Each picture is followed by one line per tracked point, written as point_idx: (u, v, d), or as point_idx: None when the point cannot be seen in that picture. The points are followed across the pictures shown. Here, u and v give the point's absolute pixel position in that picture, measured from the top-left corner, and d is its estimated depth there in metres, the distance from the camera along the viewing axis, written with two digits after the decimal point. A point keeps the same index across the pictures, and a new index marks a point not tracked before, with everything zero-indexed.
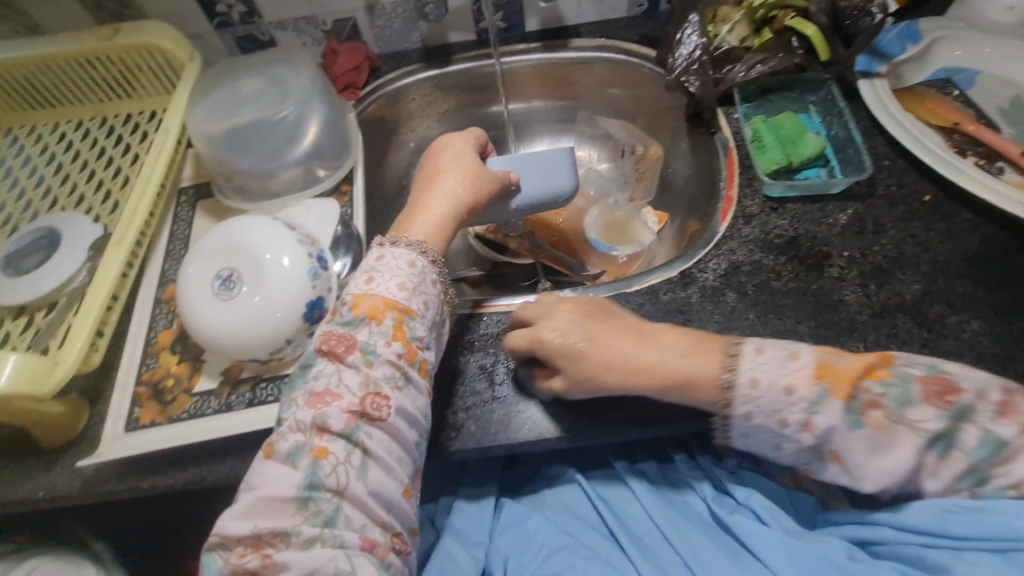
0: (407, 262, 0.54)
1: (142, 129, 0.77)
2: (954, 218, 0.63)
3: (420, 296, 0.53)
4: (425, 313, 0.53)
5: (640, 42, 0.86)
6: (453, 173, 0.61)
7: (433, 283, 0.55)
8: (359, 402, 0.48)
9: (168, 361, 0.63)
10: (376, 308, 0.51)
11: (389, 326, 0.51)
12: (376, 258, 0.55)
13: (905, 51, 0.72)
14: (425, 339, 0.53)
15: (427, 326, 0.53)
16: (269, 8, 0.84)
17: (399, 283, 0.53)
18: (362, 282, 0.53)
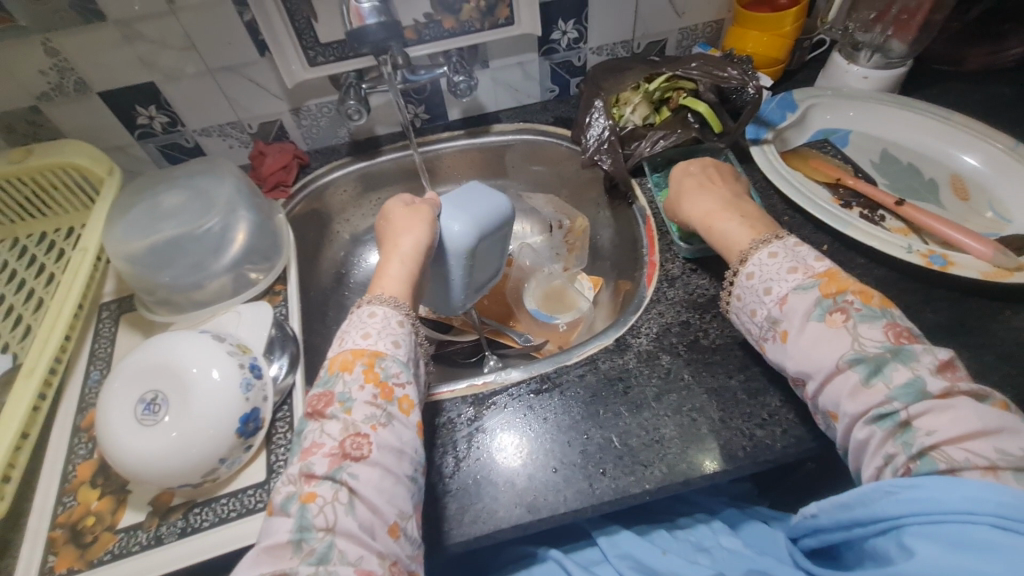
0: (368, 314, 0.56)
1: (58, 248, 0.75)
2: (850, 263, 0.69)
3: (387, 338, 0.54)
4: (397, 353, 0.53)
5: (555, 123, 0.93)
6: (404, 233, 0.63)
7: (399, 323, 0.56)
8: (339, 444, 0.46)
9: (88, 497, 0.58)
10: (346, 361, 0.52)
11: (361, 371, 0.51)
12: (354, 320, 0.56)
13: (785, 119, 0.81)
14: (401, 375, 0.52)
15: (401, 362, 0.53)
16: (192, 117, 0.85)
17: (363, 334, 0.54)
18: (337, 344, 0.54)
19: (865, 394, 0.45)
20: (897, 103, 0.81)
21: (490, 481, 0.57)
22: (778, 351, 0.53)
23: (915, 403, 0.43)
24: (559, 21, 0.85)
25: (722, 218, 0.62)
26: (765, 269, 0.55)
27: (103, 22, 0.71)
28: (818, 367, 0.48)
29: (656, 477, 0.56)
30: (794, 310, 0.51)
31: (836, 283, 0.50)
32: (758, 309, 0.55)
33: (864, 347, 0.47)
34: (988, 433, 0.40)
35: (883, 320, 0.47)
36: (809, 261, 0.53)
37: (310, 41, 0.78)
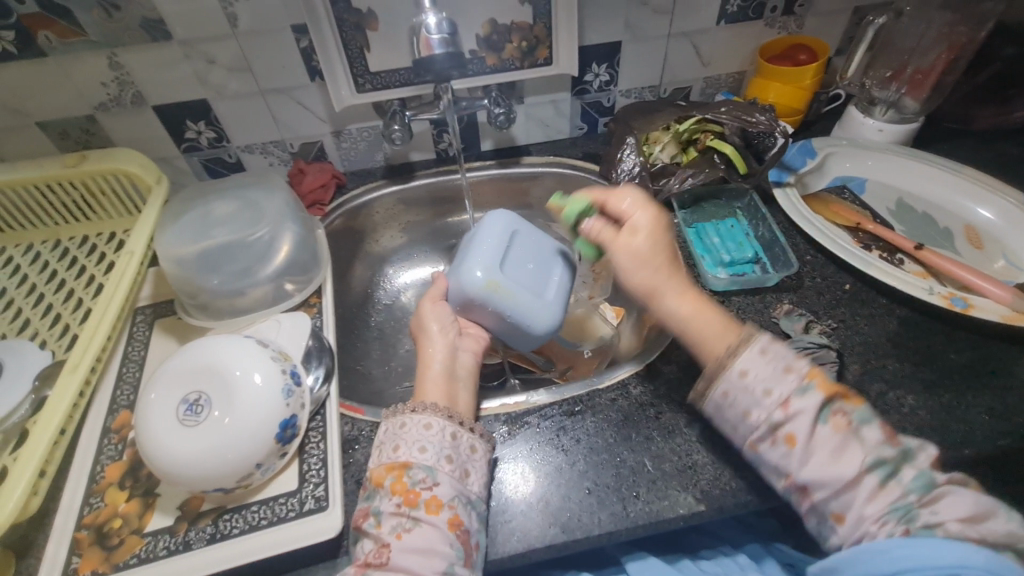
0: (398, 425, 0.56)
1: (100, 251, 0.77)
2: (872, 303, 0.72)
3: (415, 446, 0.54)
4: (423, 457, 0.53)
5: (584, 158, 0.97)
6: (437, 331, 0.65)
7: (427, 426, 0.55)
8: (366, 557, 0.49)
9: (116, 499, 0.58)
10: (380, 474, 0.53)
11: (390, 484, 0.52)
12: (397, 427, 0.56)
13: (806, 164, 0.85)
14: (428, 479, 0.52)
15: (429, 464, 0.53)
16: (238, 134, 0.88)
17: (394, 445, 0.54)
18: (389, 449, 0.55)
19: (882, 495, 0.45)
20: (910, 155, 0.86)
21: (526, 502, 0.57)
22: (781, 456, 0.49)
23: (927, 493, 0.45)
24: (594, 64, 0.90)
25: (695, 314, 0.58)
26: (737, 388, 0.51)
27: (168, 41, 0.76)
28: (830, 473, 0.46)
29: (690, 502, 0.56)
30: (801, 413, 0.48)
31: (822, 382, 0.49)
32: (753, 411, 0.50)
33: (871, 450, 0.47)
34: (984, 518, 0.43)
35: (875, 425, 0.48)
36: (793, 359, 0.51)
37: (361, 69, 0.83)
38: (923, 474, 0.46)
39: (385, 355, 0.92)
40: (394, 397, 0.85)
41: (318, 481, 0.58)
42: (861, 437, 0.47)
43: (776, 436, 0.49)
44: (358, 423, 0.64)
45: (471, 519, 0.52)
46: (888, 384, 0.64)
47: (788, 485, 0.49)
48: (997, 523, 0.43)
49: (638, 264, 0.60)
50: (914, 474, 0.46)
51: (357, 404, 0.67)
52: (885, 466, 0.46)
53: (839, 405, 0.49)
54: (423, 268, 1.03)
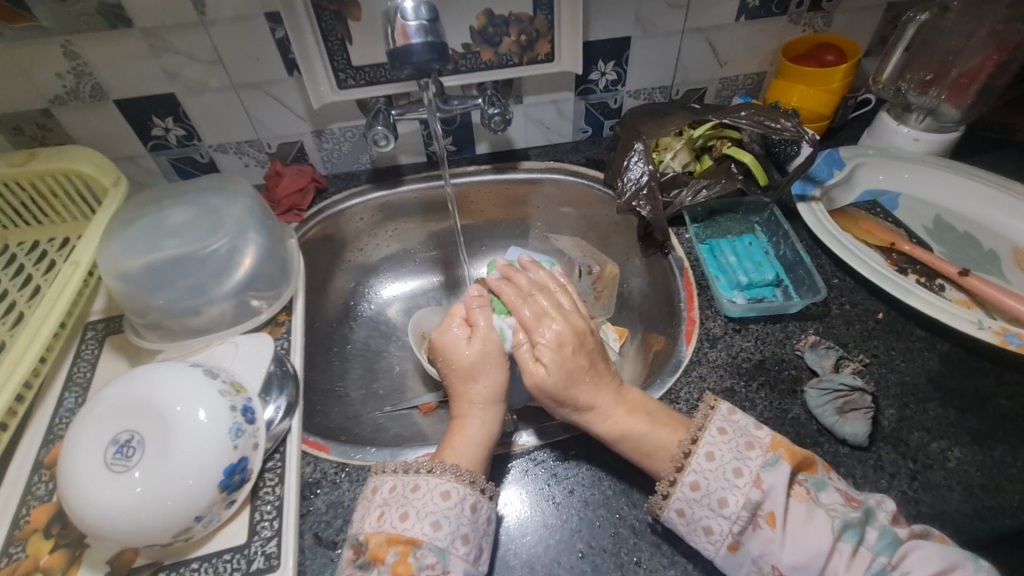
0: (410, 488, 0.49)
1: (49, 258, 0.68)
2: (910, 336, 0.63)
3: (426, 518, 0.47)
4: (435, 536, 0.46)
5: (587, 164, 0.89)
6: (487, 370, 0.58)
7: (444, 494, 0.48)
8: None
9: (38, 549, 0.50)
10: (379, 546, 0.46)
11: (392, 563, 0.45)
12: (410, 488, 0.49)
13: (832, 176, 0.77)
14: (440, 564, 0.45)
15: (441, 546, 0.46)
16: (211, 132, 0.81)
17: (401, 513, 0.47)
18: (395, 516, 0.47)
19: (857, 560, 0.43)
20: (951, 168, 0.77)
21: (509, 565, 0.49)
22: (766, 543, 0.45)
23: (895, 553, 0.43)
24: (599, 62, 0.82)
25: (626, 420, 0.53)
26: (710, 477, 0.48)
27: (130, 28, 0.68)
28: (810, 553, 0.44)
29: (699, 573, 0.48)
30: (774, 489, 0.46)
31: (787, 451, 0.48)
32: (728, 498, 0.46)
33: (836, 514, 0.45)
34: (951, 572, 0.41)
35: (831, 488, 0.47)
36: (754, 432, 0.49)
37: (342, 63, 0.75)
38: (891, 530, 0.44)
39: (365, 374, 0.84)
40: (372, 424, 0.77)
41: (270, 534, 0.50)
42: (823, 504, 0.46)
43: (755, 521, 0.46)
44: (321, 464, 0.58)
45: None
46: (930, 434, 0.55)
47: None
48: (967, 575, 0.41)
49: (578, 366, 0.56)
50: (880, 531, 0.44)
51: (322, 440, 0.60)
52: (853, 530, 0.44)
53: (798, 474, 0.48)
54: (411, 279, 0.96)
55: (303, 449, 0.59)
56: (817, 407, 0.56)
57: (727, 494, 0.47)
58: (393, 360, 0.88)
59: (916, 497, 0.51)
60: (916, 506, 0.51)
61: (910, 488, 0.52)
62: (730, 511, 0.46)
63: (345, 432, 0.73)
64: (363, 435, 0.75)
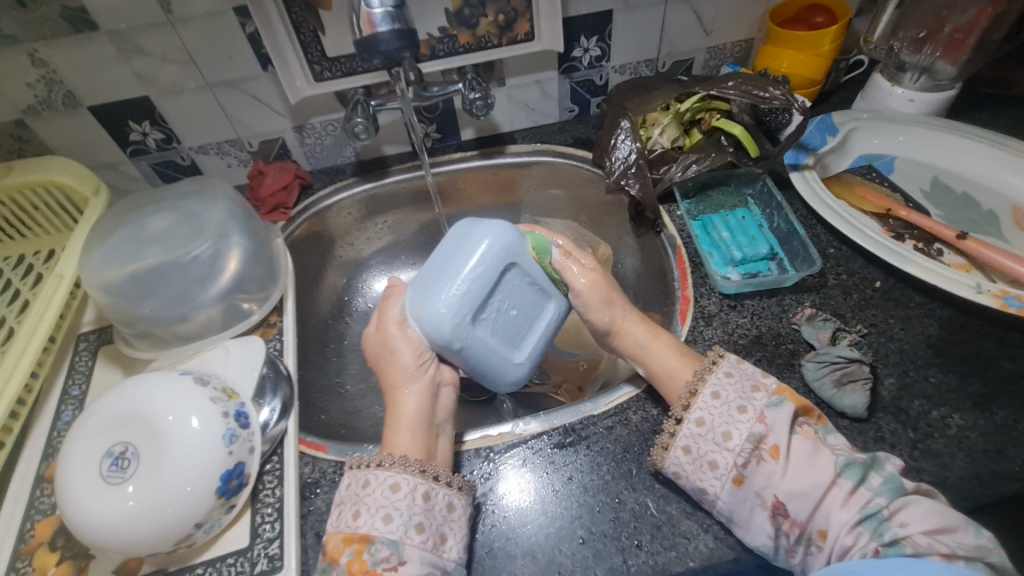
0: (361, 484, 0.49)
1: (36, 271, 0.67)
2: (908, 302, 0.62)
3: (377, 513, 0.47)
4: (388, 529, 0.46)
5: (575, 145, 0.88)
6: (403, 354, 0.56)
7: (394, 487, 0.48)
8: None
9: (45, 563, 0.50)
10: (337, 548, 0.46)
11: (348, 561, 0.45)
12: (362, 485, 0.49)
13: (826, 143, 0.75)
14: (393, 557, 0.45)
15: (393, 539, 0.46)
16: (189, 135, 0.79)
17: (354, 511, 0.47)
18: (349, 515, 0.47)
19: (853, 502, 0.43)
20: (948, 128, 0.75)
21: (509, 554, 0.50)
22: (770, 475, 0.45)
23: (895, 499, 0.43)
24: (582, 38, 0.80)
25: (658, 350, 0.56)
26: (716, 414, 0.49)
27: (96, 32, 0.66)
28: (810, 487, 0.44)
29: (702, 552, 0.48)
30: (776, 424, 0.46)
31: (792, 396, 0.48)
32: (733, 432, 0.47)
33: (841, 454, 0.46)
34: (950, 531, 0.41)
35: (838, 435, 0.48)
36: (761, 377, 0.50)
37: (317, 55, 0.73)
38: (894, 479, 0.44)
39: (364, 370, 0.84)
40: (373, 419, 0.77)
41: (272, 536, 0.51)
42: (830, 445, 0.46)
43: (761, 453, 0.46)
44: (319, 463, 0.58)
45: None
46: (931, 401, 0.55)
47: (772, 513, 0.45)
48: (964, 537, 0.40)
49: (600, 302, 0.60)
50: (883, 479, 0.44)
51: (319, 440, 0.60)
52: (855, 468, 0.44)
53: (803, 418, 0.48)
54: (405, 271, 0.95)
55: (301, 449, 0.59)
56: (815, 380, 0.56)
57: (733, 428, 0.47)
58: None
59: (917, 466, 0.51)
60: (918, 475, 0.50)
61: (911, 457, 0.51)
62: (735, 446, 0.47)
63: (346, 429, 0.73)
64: (364, 431, 0.75)
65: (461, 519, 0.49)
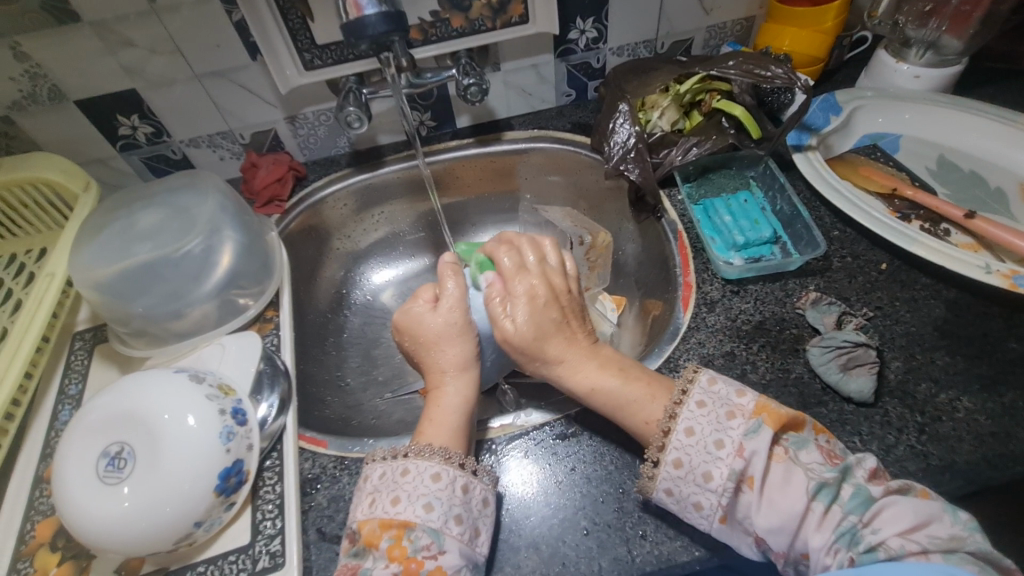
0: (399, 472, 0.47)
1: (28, 270, 0.66)
2: (915, 284, 0.61)
3: (418, 501, 0.46)
4: (428, 518, 0.45)
5: (573, 130, 0.86)
6: (449, 341, 0.56)
7: (434, 477, 0.47)
8: None
9: (46, 563, 0.50)
10: (374, 533, 0.45)
11: (387, 547, 0.44)
12: (400, 472, 0.47)
13: (829, 122, 0.73)
14: (433, 545, 0.44)
15: (435, 527, 0.45)
16: (179, 127, 0.78)
17: (393, 497, 0.46)
18: (387, 501, 0.46)
19: (827, 523, 0.41)
20: (954, 104, 0.74)
21: (513, 546, 0.49)
22: (749, 508, 0.43)
23: (867, 512, 0.41)
24: (577, 19, 0.78)
25: (596, 376, 0.52)
26: (691, 450, 0.45)
27: (78, 23, 0.64)
28: (784, 517, 0.42)
29: (707, 541, 0.48)
30: (756, 454, 0.43)
31: (771, 416, 0.45)
32: (713, 472, 0.44)
33: (814, 475, 0.43)
34: (924, 527, 0.40)
35: (812, 446, 0.45)
36: (735, 400, 0.46)
37: (306, 43, 0.72)
38: (863, 488, 0.42)
39: (363, 363, 0.83)
40: (374, 412, 0.77)
41: (273, 532, 0.50)
42: (803, 464, 0.44)
43: (737, 487, 0.44)
44: (320, 458, 0.57)
45: None
46: (939, 384, 0.54)
47: (757, 542, 0.44)
48: (941, 527, 0.40)
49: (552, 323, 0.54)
50: (852, 491, 0.42)
51: (319, 435, 0.59)
52: (827, 490, 0.42)
53: (779, 436, 0.45)
54: (403, 263, 0.94)
55: (300, 445, 0.58)
56: (821, 364, 0.55)
57: (711, 467, 0.44)
58: (391, 346, 0.86)
59: (925, 451, 0.50)
60: (925, 460, 0.50)
61: (918, 441, 0.50)
62: (715, 487, 0.44)
63: (347, 422, 0.72)
64: (365, 424, 0.74)
65: (492, 514, 0.49)
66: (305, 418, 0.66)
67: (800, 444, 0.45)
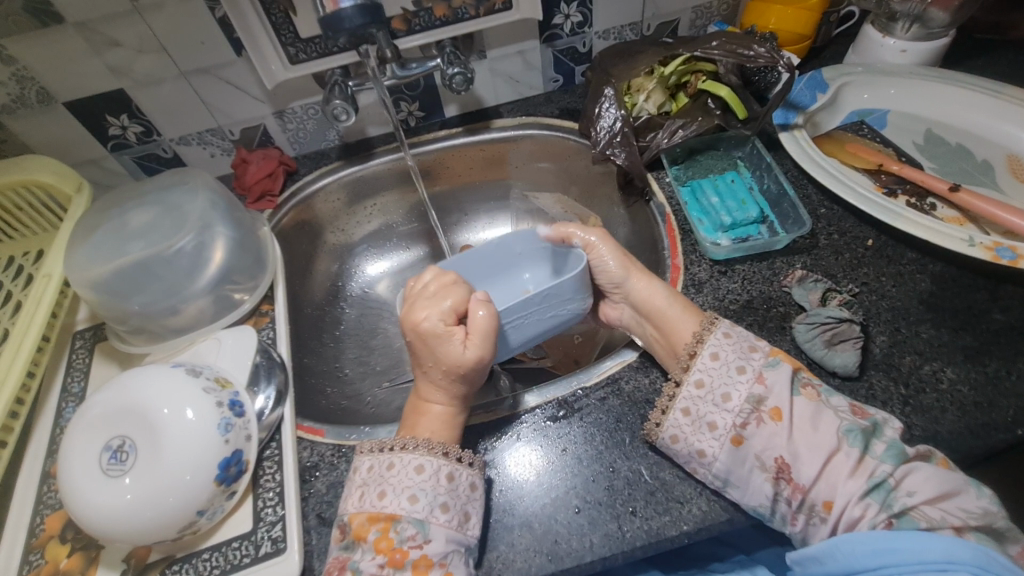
0: (385, 466, 0.49)
1: (26, 272, 0.67)
2: (900, 259, 0.62)
3: (403, 493, 0.47)
4: (414, 509, 0.47)
5: (562, 116, 0.86)
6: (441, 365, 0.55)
7: (419, 469, 0.49)
8: None
9: (57, 554, 0.52)
10: (362, 526, 0.47)
11: (374, 540, 0.46)
12: (386, 467, 0.49)
13: (816, 100, 0.73)
14: (419, 534, 0.46)
15: (420, 517, 0.47)
16: (168, 125, 0.78)
17: (379, 491, 0.48)
18: (373, 496, 0.48)
19: (861, 473, 0.44)
20: (942, 78, 0.74)
21: (508, 526, 0.50)
22: (772, 435, 0.46)
23: (899, 465, 0.44)
24: (561, 4, 0.77)
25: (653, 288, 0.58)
26: (713, 373, 0.50)
27: (62, 25, 0.64)
28: (813, 450, 0.45)
29: (695, 515, 0.49)
30: (776, 385, 0.48)
31: (787, 356, 0.50)
32: (732, 393, 0.49)
33: (845, 418, 0.47)
34: (954, 495, 0.42)
35: (840, 396, 0.49)
36: (757, 339, 0.52)
37: (290, 37, 0.72)
38: (898, 444, 0.45)
39: (361, 353, 0.85)
40: (373, 401, 0.78)
41: (274, 519, 0.52)
42: (834, 407, 0.47)
43: (761, 416, 0.47)
44: (317, 447, 0.57)
45: (466, 567, 0.47)
46: (923, 356, 0.54)
47: (773, 477, 0.46)
48: (969, 500, 0.43)
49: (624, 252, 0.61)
50: (887, 446, 0.45)
51: (316, 424, 0.60)
52: (857, 433, 0.45)
53: (805, 379, 0.50)
54: (397, 255, 0.95)
55: (298, 435, 0.58)
56: (806, 341, 0.55)
57: (733, 389, 0.49)
58: (389, 335, 0.88)
59: (909, 423, 0.51)
60: (909, 431, 0.50)
61: (903, 413, 0.51)
62: (735, 407, 0.48)
63: (346, 411, 0.74)
64: (364, 413, 0.76)
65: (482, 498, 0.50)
66: (303, 409, 0.67)
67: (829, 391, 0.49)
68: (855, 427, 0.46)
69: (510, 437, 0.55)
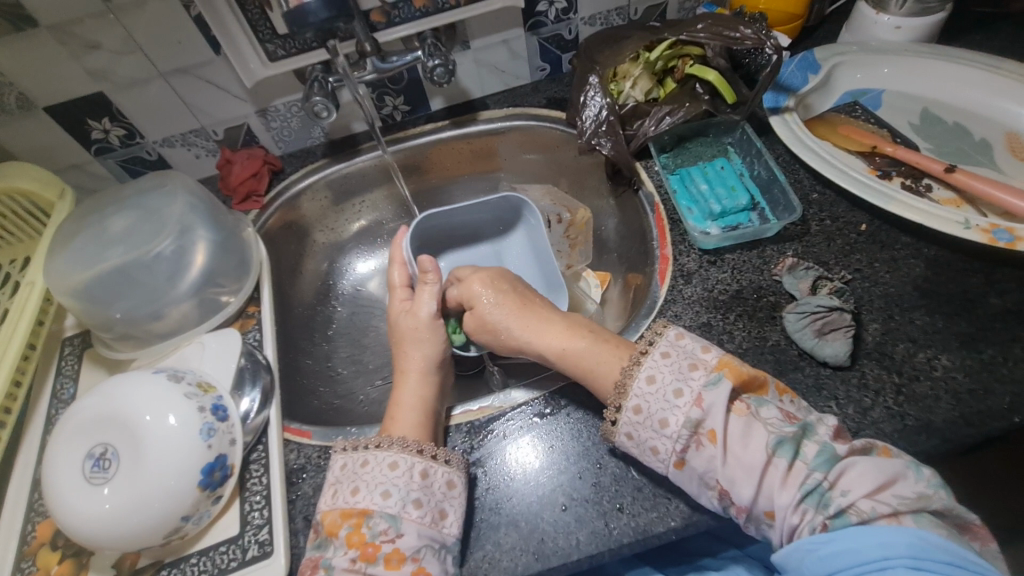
0: (359, 464, 0.49)
1: (13, 280, 0.66)
2: (894, 244, 0.60)
3: (376, 490, 0.47)
4: (385, 504, 0.46)
5: (549, 106, 0.84)
6: (413, 341, 0.59)
7: (392, 465, 0.48)
8: None
9: (48, 561, 0.52)
10: (336, 523, 0.46)
11: (346, 535, 0.46)
12: (360, 464, 0.49)
13: (807, 82, 0.71)
14: (392, 529, 0.46)
15: (392, 513, 0.46)
16: (151, 128, 0.77)
17: (352, 488, 0.48)
18: (347, 492, 0.48)
19: (792, 479, 0.41)
20: (938, 55, 0.71)
21: (494, 525, 0.50)
22: (708, 459, 0.44)
23: (832, 469, 0.41)
24: None
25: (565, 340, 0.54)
26: (651, 400, 0.47)
27: (36, 29, 0.63)
28: (744, 470, 0.42)
29: (683, 511, 0.48)
30: (714, 406, 0.44)
31: (732, 371, 0.46)
32: (670, 419, 0.45)
33: (774, 429, 0.43)
34: (892, 484, 0.40)
35: (773, 405, 0.45)
36: (700, 354, 0.48)
37: (267, 33, 0.70)
38: (828, 446, 0.42)
39: (353, 352, 0.84)
40: (366, 400, 0.78)
41: (261, 522, 0.51)
42: (764, 419, 0.44)
43: (697, 439, 0.45)
44: (304, 449, 0.57)
45: (442, 565, 0.46)
46: (917, 343, 0.53)
47: (718, 495, 0.44)
48: (907, 486, 0.40)
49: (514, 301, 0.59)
50: (817, 449, 0.42)
51: (303, 426, 0.59)
52: (787, 445, 0.42)
53: (741, 393, 0.46)
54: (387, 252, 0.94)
55: (285, 437, 0.58)
56: (796, 331, 0.54)
57: (670, 415, 0.45)
58: (380, 332, 0.87)
59: (902, 413, 0.50)
60: (902, 421, 0.49)
61: (896, 402, 0.50)
62: (673, 433, 0.45)
63: (336, 411, 0.74)
64: (356, 412, 0.75)
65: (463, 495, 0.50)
66: (294, 410, 0.67)
67: (761, 402, 0.45)
68: (785, 434, 0.43)
69: (499, 436, 0.55)
